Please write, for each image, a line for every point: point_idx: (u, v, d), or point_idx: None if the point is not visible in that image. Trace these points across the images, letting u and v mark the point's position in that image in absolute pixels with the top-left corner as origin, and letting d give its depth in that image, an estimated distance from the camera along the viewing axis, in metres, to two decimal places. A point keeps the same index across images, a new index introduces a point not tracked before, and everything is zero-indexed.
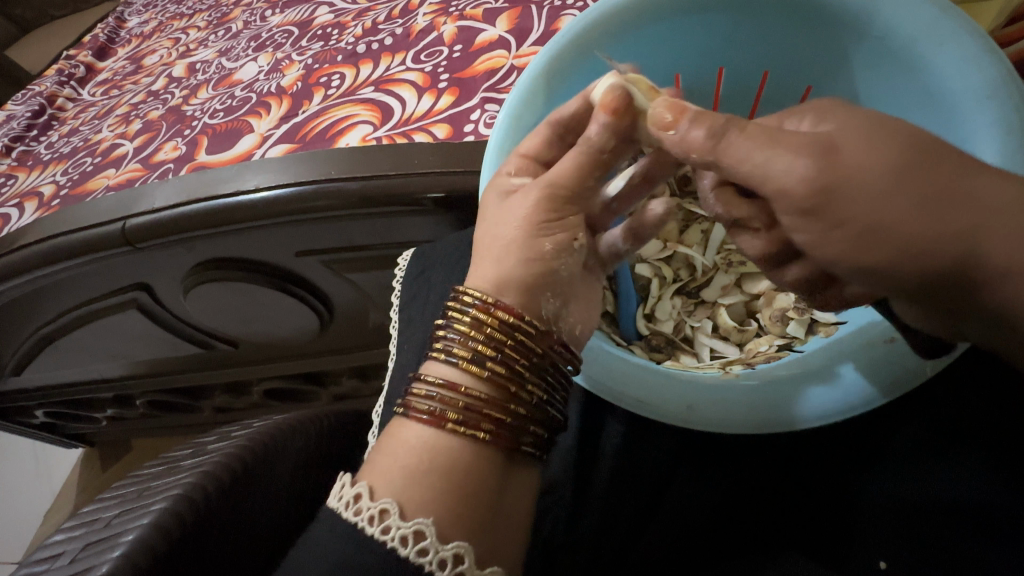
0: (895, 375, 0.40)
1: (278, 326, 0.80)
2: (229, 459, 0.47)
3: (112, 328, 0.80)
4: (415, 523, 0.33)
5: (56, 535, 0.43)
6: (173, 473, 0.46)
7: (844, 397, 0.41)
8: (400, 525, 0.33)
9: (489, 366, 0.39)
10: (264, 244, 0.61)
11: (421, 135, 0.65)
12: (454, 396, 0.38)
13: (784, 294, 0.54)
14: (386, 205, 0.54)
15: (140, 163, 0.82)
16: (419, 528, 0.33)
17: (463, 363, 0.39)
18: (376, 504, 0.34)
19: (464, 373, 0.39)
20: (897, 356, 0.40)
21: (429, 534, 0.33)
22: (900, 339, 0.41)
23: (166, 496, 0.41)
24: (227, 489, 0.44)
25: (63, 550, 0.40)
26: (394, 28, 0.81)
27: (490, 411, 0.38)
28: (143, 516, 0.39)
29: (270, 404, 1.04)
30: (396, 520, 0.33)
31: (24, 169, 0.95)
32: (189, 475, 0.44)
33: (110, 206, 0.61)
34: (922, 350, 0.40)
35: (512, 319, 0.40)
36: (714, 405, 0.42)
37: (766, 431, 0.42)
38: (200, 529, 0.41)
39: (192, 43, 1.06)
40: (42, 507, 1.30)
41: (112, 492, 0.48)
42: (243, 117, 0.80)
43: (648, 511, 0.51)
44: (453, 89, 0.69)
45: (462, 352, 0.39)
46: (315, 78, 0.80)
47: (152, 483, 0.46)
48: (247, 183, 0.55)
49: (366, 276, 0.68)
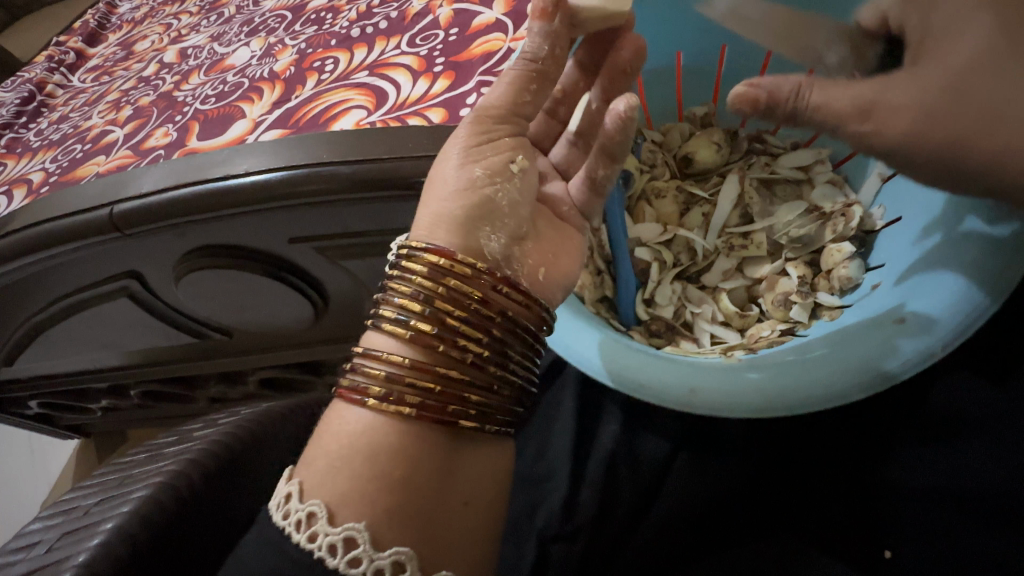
0: (905, 357, 0.39)
1: (273, 315, 0.78)
2: (215, 448, 0.45)
3: (104, 317, 0.79)
4: (344, 529, 0.35)
5: (33, 524, 0.42)
6: (156, 461, 0.45)
7: (855, 378, 0.39)
8: (328, 532, 0.35)
9: (455, 338, 0.39)
10: (256, 231, 0.60)
11: (416, 120, 0.64)
12: (376, 365, 0.39)
13: (787, 279, 0.53)
14: (380, 190, 0.53)
15: (131, 149, 0.80)
16: (346, 534, 0.35)
17: (424, 332, 0.39)
18: (304, 509, 0.36)
19: (427, 344, 0.39)
20: (911, 338, 0.39)
21: (359, 539, 0.35)
22: (913, 320, 0.39)
23: (147, 484, 0.41)
24: (212, 477, 0.43)
25: (41, 539, 0.39)
26: (389, 11, 0.79)
27: (412, 380, 0.38)
28: (123, 505, 0.38)
29: (266, 395, 1.04)
30: (322, 525, 0.35)
31: (14, 156, 0.93)
32: (172, 463, 0.43)
33: (97, 191, 0.59)
34: (931, 333, 0.39)
35: (444, 262, 0.40)
36: (719, 389, 0.41)
37: (776, 414, 0.41)
38: (184, 519, 0.40)
39: (184, 28, 1.04)
40: (38, 498, 1.30)
41: (93, 479, 0.46)
42: (235, 102, 0.78)
43: (648, 501, 0.50)
44: (449, 73, 0.67)
45: (423, 320, 0.39)
46: (308, 62, 0.79)
47: (133, 471, 0.45)
48: (237, 167, 0.54)
49: (360, 263, 0.66)
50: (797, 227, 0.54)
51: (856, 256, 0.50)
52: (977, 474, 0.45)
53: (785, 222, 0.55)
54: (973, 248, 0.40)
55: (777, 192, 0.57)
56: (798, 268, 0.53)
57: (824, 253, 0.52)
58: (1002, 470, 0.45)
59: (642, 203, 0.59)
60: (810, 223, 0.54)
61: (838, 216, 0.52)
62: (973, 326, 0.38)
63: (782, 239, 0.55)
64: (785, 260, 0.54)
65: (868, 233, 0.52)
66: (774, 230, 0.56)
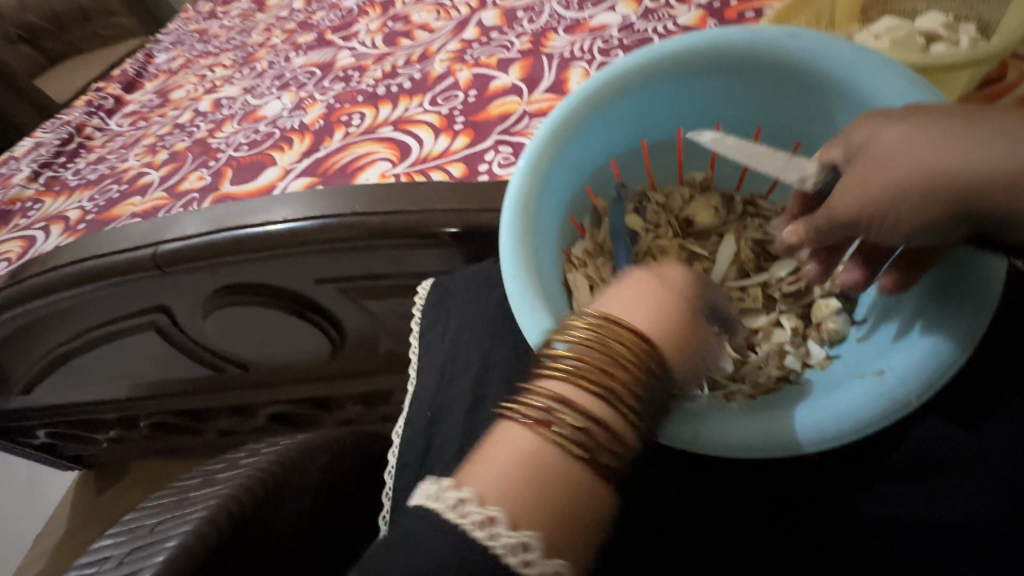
0: (883, 406, 0.39)
1: (290, 351, 0.81)
2: (261, 474, 0.47)
3: (128, 349, 0.82)
4: (523, 535, 0.25)
5: (103, 541, 0.42)
6: (209, 485, 0.47)
7: (844, 425, 0.39)
8: (512, 536, 0.25)
9: (633, 403, 0.32)
10: (286, 272, 0.64)
11: (438, 173, 0.70)
12: (579, 419, 0.29)
13: (781, 331, 0.53)
14: (405, 237, 0.58)
15: (166, 191, 0.85)
16: (525, 541, 0.25)
17: (599, 386, 0.31)
18: (486, 511, 0.26)
19: (601, 400, 0.31)
20: (887, 388, 0.39)
21: (540, 552, 0.25)
22: (889, 372, 0.40)
23: (206, 506, 0.42)
24: (261, 502, 0.44)
25: (112, 554, 0.40)
26: (413, 73, 0.87)
27: (612, 445, 0.29)
28: (186, 526, 0.40)
29: (274, 429, 1.05)
30: (505, 528, 0.25)
31: (51, 194, 0.98)
32: (225, 487, 0.45)
33: (142, 232, 0.64)
34: (909, 384, 0.39)
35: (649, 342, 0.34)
36: (721, 426, 0.40)
37: (767, 456, 0.40)
38: (238, 541, 0.41)
39: (218, 80, 1.13)
40: (32, 531, 1.28)
41: (151, 502, 0.47)
42: (267, 150, 0.85)
43: (648, 551, 0.40)
44: (468, 131, 0.73)
45: (597, 370, 0.32)
46: (336, 116, 0.85)
47: (189, 494, 0.46)
48: (275, 214, 0.59)
49: (380, 304, 0.70)
50: (790, 282, 0.53)
51: (842, 310, 0.50)
52: (949, 503, 0.38)
53: (778, 277, 0.54)
54: (956, 311, 0.39)
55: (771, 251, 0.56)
56: (790, 320, 0.52)
57: (813, 307, 0.52)
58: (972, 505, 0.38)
59: (649, 257, 0.55)
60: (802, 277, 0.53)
61: None
62: (938, 382, 0.39)
63: (776, 294, 0.54)
64: (779, 312, 0.53)
65: None
66: (769, 285, 0.55)
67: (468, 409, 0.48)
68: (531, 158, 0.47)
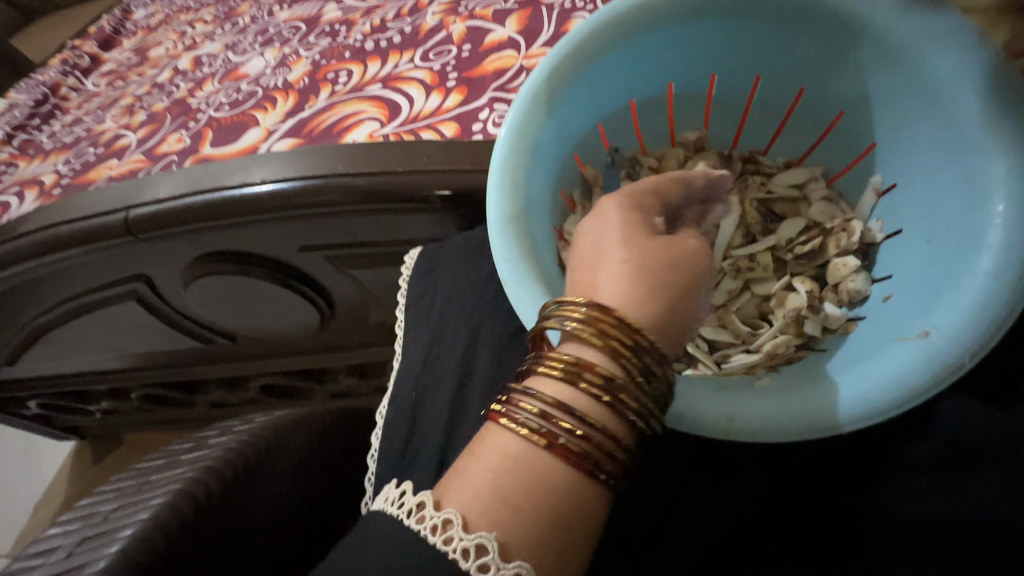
0: (933, 372, 0.33)
1: (277, 322, 0.79)
2: (230, 456, 0.44)
3: (109, 320, 0.79)
4: (475, 536, 0.26)
5: (52, 530, 0.40)
6: (174, 468, 0.44)
7: (888, 393, 0.34)
8: (461, 537, 0.26)
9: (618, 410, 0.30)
10: (268, 239, 0.61)
11: (429, 133, 0.65)
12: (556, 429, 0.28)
13: (795, 294, 0.46)
14: (392, 201, 0.54)
15: (143, 154, 0.81)
16: (480, 543, 0.26)
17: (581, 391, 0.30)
18: (438, 514, 0.27)
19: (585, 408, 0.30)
20: (935, 351, 0.34)
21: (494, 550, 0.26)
22: (936, 333, 0.34)
23: (165, 491, 0.39)
24: (228, 487, 0.42)
25: (62, 543, 0.38)
26: (403, 26, 0.81)
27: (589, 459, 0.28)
28: (142, 512, 0.37)
29: (267, 401, 1.04)
30: (458, 530, 0.27)
31: (26, 158, 0.94)
32: (188, 471, 0.42)
33: (113, 196, 0.60)
34: (963, 343, 0.33)
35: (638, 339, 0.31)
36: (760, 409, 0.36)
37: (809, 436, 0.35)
38: (200, 528, 0.39)
39: (198, 36, 1.06)
40: (33, 497, 1.28)
41: (112, 484, 0.45)
42: (248, 111, 0.80)
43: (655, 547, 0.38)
44: (461, 88, 0.68)
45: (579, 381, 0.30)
46: (321, 74, 0.80)
47: (151, 478, 0.43)
48: (252, 176, 0.55)
49: (369, 273, 0.67)
50: (801, 243, 0.47)
51: (863, 268, 0.44)
52: (993, 497, 0.34)
53: (786, 240, 0.48)
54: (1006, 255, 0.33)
55: (775, 213, 0.50)
56: (805, 283, 0.46)
57: (828, 267, 0.46)
58: (1002, 493, 0.34)
59: None
60: (813, 237, 0.47)
61: (839, 231, 0.46)
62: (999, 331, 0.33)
63: (787, 257, 0.47)
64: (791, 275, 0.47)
65: (869, 247, 0.45)
66: (776, 249, 0.48)
67: (454, 389, 0.46)
68: (515, 127, 0.43)
